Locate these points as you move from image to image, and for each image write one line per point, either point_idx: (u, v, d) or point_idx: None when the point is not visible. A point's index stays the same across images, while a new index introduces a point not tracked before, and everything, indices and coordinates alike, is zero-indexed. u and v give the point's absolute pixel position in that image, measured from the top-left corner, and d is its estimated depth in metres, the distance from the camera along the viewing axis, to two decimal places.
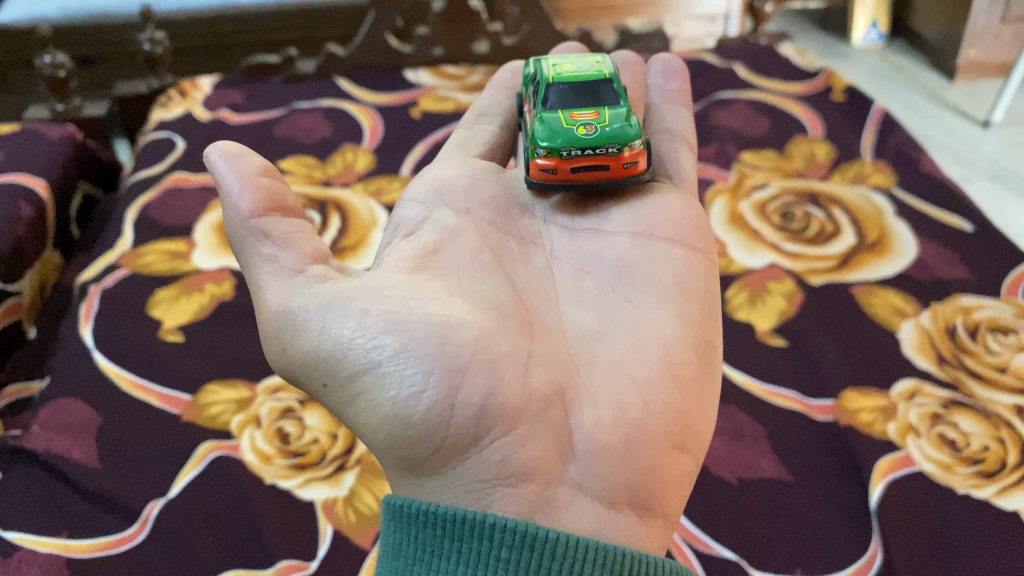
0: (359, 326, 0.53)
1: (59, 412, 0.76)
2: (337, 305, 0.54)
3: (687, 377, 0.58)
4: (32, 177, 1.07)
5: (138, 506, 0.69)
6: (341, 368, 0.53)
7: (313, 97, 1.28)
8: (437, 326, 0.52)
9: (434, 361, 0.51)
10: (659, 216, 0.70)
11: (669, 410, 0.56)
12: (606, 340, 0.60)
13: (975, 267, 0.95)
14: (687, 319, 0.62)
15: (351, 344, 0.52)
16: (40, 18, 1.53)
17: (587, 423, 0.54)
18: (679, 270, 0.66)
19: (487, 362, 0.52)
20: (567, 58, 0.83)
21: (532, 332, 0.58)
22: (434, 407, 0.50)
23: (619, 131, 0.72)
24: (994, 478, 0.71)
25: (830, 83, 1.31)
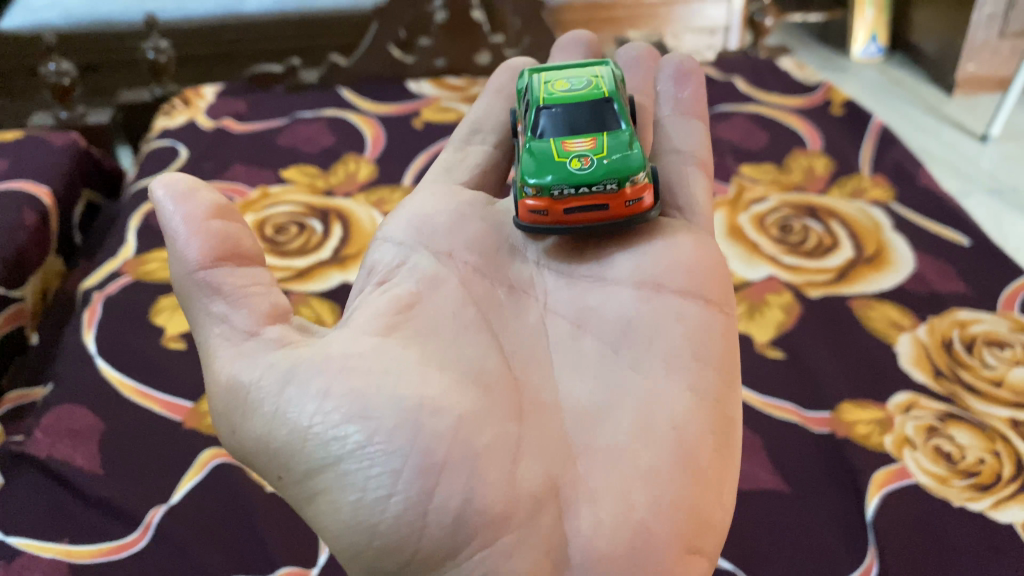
0: (318, 410, 0.50)
1: (62, 419, 0.76)
2: (295, 388, 0.51)
3: (705, 466, 0.54)
4: (36, 184, 1.08)
5: (141, 512, 0.69)
6: (298, 462, 0.50)
7: (316, 107, 1.29)
8: (407, 413, 0.49)
9: (401, 458, 0.47)
10: (669, 266, 0.67)
11: (677, 501, 0.51)
12: (608, 418, 0.56)
13: (972, 281, 0.96)
14: (701, 392, 0.58)
15: (308, 433, 0.50)
16: (44, 26, 1.56)
17: (586, 527, 0.49)
18: (692, 333, 0.61)
19: (466, 455, 0.48)
20: (562, 77, 0.81)
21: (522, 417, 0.54)
22: (401, 514, 0.46)
23: (617, 166, 0.70)
24: (990, 491, 0.72)
25: (829, 97, 1.32)
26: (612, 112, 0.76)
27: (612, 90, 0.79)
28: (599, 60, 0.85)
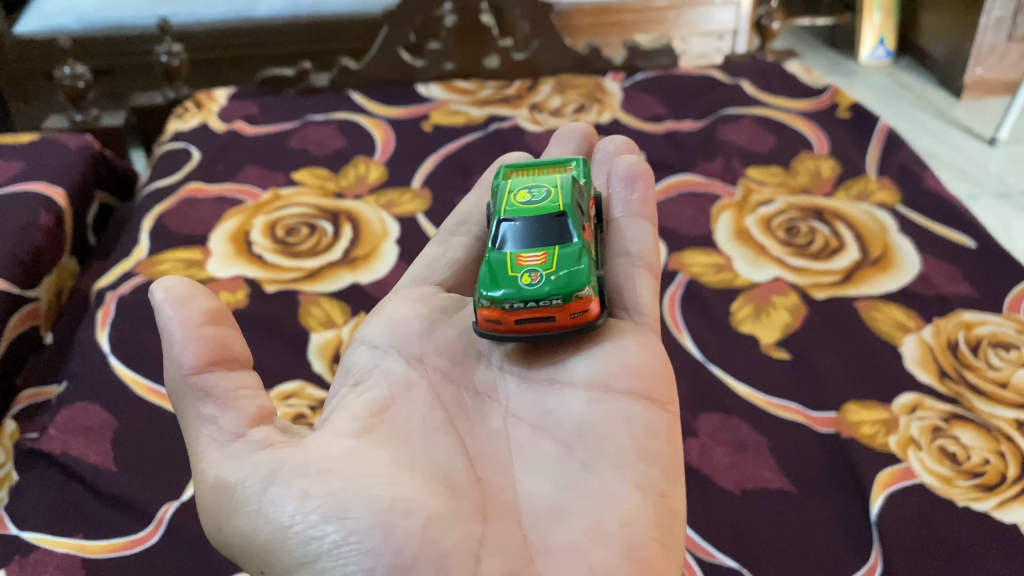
0: (300, 505, 0.51)
1: (76, 416, 0.78)
2: (278, 484, 0.52)
3: (653, 562, 0.53)
4: (50, 186, 1.09)
5: (153, 507, 0.71)
6: (280, 558, 0.51)
7: (326, 110, 1.30)
8: (381, 512, 0.50)
9: (377, 551, 0.49)
10: (618, 365, 0.64)
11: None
12: (562, 518, 0.56)
13: (978, 283, 0.96)
14: (645, 488, 0.57)
15: (289, 532, 0.50)
16: (59, 31, 1.58)
17: None
18: (639, 432, 0.60)
19: (433, 551, 0.50)
20: (526, 183, 0.78)
21: (486, 516, 0.55)
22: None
23: (565, 279, 0.66)
24: (995, 491, 0.72)
25: (835, 100, 1.32)
26: (568, 221, 0.72)
27: (573, 200, 0.75)
28: (566, 166, 0.83)
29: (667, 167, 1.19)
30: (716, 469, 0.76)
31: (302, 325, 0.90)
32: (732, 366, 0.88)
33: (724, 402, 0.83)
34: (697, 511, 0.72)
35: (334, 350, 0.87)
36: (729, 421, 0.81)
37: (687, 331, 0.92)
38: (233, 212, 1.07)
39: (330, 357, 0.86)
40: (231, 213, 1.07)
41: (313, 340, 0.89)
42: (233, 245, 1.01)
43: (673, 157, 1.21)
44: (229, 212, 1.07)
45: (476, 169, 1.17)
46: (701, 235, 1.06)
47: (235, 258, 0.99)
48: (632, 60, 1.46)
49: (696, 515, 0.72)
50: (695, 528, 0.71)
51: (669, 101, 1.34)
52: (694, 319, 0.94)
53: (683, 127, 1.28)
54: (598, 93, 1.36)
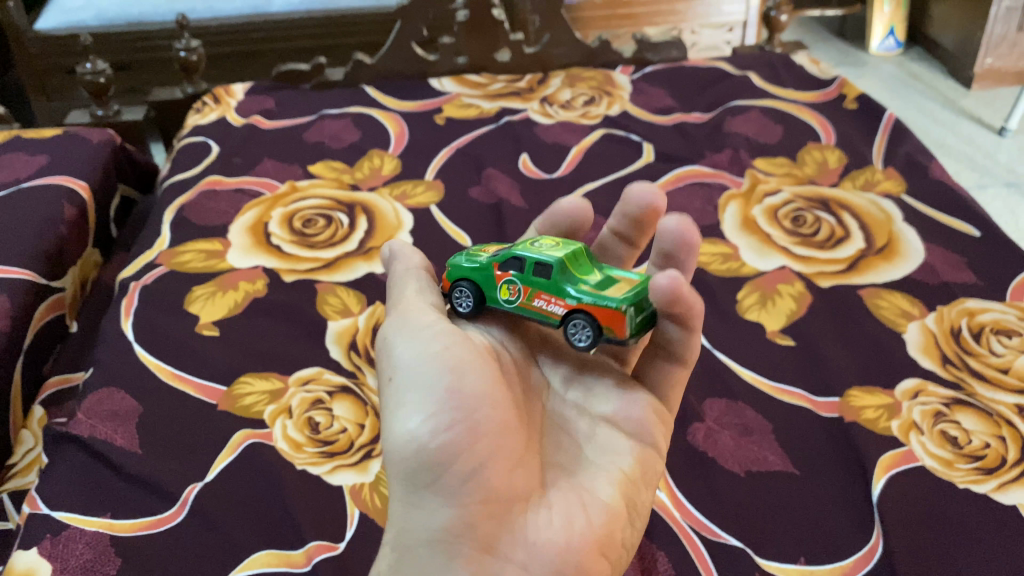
0: (422, 361, 0.54)
1: (103, 402, 0.81)
2: (423, 336, 0.56)
3: (623, 528, 0.55)
4: (73, 179, 1.12)
5: (178, 489, 0.73)
6: (404, 378, 0.54)
7: (341, 104, 1.33)
8: (475, 397, 0.52)
9: (458, 422, 0.51)
10: (632, 403, 0.62)
11: (604, 547, 0.53)
12: (569, 474, 0.57)
13: (981, 272, 0.98)
14: (633, 470, 0.59)
15: (418, 367, 0.54)
16: (79, 27, 1.62)
17: (541, 531, 0.51)
18: (641, 452, 0.60)
19: (493, 435, 0.52)
20: (602, 276, 0.64)
21: (528, 440, 0.57)
22: (438, 452, 0.50)
23: (474, 270, 0.66)
24: (994, 474, 0.74)
25: (843, 91, 1.34)
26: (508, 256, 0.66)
27: (533, 267, 0.64)
28: (606, 301, 0.60)
29: (675, 158, 1.21)
30: (721, 452, 0.78)
31: (321, 313, 0.92)
32: (737, 353, 0.90)
33: (729, 387, 0.85)
34: (701, 494, 0.75)
35: (351, 338, 0.90)
36: (734, 406, 0.83)
37: None
38: (251, 205, 1.10)
39: (347, 345, 0.89)
40: (250, 205, 1.10)
41: (331, 327, 0.91)
42: (252, 236, 1.04)
43: (681, 149, 1.23)
44: (247, 203, 1.10)
45: (487, 161, 1.20)
46: (708, 225, 1.08)
47: (253, 249, 1.02)
48: (641, 53, 1.47)
49: (700, 498, 0.74)
50: (701, 509, 0.73)
51: (678, 94, 1.36)
52: (702, 308, 0.96)
53: (692, 118, 1.30)
54: (607, 85, 1.38)
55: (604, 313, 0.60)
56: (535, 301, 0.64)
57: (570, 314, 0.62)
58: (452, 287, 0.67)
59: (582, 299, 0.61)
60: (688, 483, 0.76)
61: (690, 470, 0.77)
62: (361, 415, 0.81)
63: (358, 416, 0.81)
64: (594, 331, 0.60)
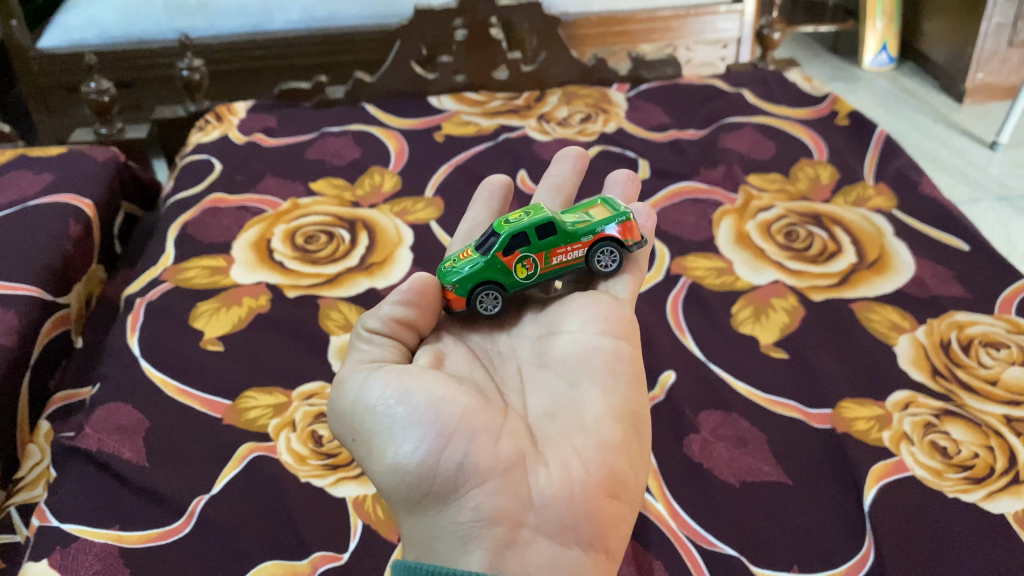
0: (377, 399, 0.59)
1: (110, 416, 0.82)
2: (371, 377, 0.61)
3: (621, 440, 0.62)
4: (79, 197, 1.14)
5: (185, 501, 0.75)
6: (366, 423, 0.59)
7: (342, 122, 1.35)
8: (431, 406, 0.57)
9: (427, 430, 0.56)
10: (592, 315, 0.73)
11: (607, 474, 0.59)
12: (556, 416, 0.64)
13: (971, 285, 1.00)
14: (615, 393, 0.65)
15: (374, 409, 0.59)
16: (81, 45, 1.65)
17: (544, 478, 0.57)
18: (618, 373, 0.67)
19: (464, 426, 0.57)
20: (577, 215, 0.82)
21: (505, 410, 0.63)
22: (422, 468, 0.56)
23: (491, 263, 0.76)
24: (983, 483, 0.76)
25: (835, 108, 1.36)
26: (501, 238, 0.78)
27: (536, 235, 0.78)
28: (615, 221, 0.79)
29: (670, 174, 1.23)
30: (715, 463, 0.80)
31: (323, 328, 0.94)
32: (732, 365, 0.92)
33: (724, 399, 0.87)
34: (697, 503, 0.76)
35: None
36: (729, 418, 0.85)
37: (690, 333, 0.96)
38: (254, 222, 1.12)
39: None
40: (253, 222, 1.12)
41: (333, 342, 0.93)
42: (255, 253, 1.06)
43: (676, 165, 1.25)
44: (250, 220, 1.12)
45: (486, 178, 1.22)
46: (703, 239, 1.10)
47: (257, 266, 1.04)
48: (637, 71, 1.50)
49: (696, 507, 0.76)
50: (697, 518, 0.75)
51: (673, 111, 1.38)
52: (697, 321, 0.98)
53: (687, 135, 1.32)
54: (603, 103, 1.41)
55: (619, 232, 0.79)
56: (554, 259, 0.78)
57: (592, 248, 0.79)
58: (473, 294, 0.76)
59: (599, 230, 0.78)
60: (684, 493, 0.77)
61: (685, 480, 0.79)
62: None
63: None
64: (620, 250, 0.80)
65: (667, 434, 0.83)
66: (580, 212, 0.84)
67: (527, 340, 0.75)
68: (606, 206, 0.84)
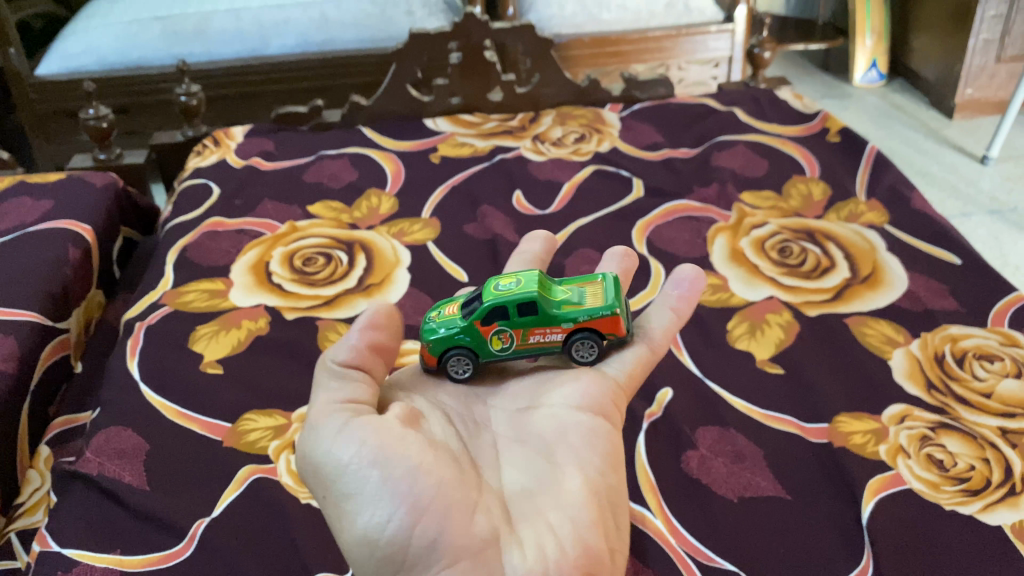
0: (351, 463, 0.57)
1: (111, 440, 0.83)
2: (344, 436, 0.58)
3: (596, 520, 0.59)
4: (78, 223, 1.15)
5: (186, 524, 0.75)
6: (336, 487, 0.57)
7: (339, 146, 1.36)
8: (404, 480, 0.56)
9: (401, 507, 0.55)
10: (573, 392, 0.71)
11: (583, 552, 0.57)
12: (533, 494, 0.62)
13: (964, 298, 1.01)
14: (592, 471, 0.63)
15: (345, 470, 0.57)
16: (79, 72, 1.67)
17: (518, 563, 0.55)
18: (596, 448, 0.65)
19: (439, 505, 0.56)
20: (572, 292, 0.79)
21: (479, 482, 0.61)
22: (392, 544, 0.55)
23: (461, 332, 0.76)
24: (979, 496, 0.77)
25: (826, 124, 1.38)
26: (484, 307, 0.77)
27: (517, 312, 0.76)
28: (601, 312, 0.76)
29: (664, 192, 1.24)
30: (714, 479, 0.81)
31: (322, 351, 0.95)
32: (728, 381, 0.92)
33: (721, 415, 0.88)
34: (696, 519, 0.77)
35: None
36: (726, 434, 0.85)
37: (686, 349, 0.97)
38: (252, 245, 1.12)
39: None
40: (251, 245, 1.12)
41: None
42: (254, 275, 1.07)
43: (669, 184, 1.26)
44: (248, 244, 1.13)
45: (482, 199, 1.23)
46: (698, 257, 1.11)
47: (256, 288, 1.04)
48: (629, 91, 1.51)
49: (695, 523, 0.76)
50: (696, 534, 0.75)
51: (666, 131, 1.40)
52: (693, 338, 0.98)
53: (680, 154, 1.34)
54: (597, 123, 1.42)
55: (602, 325, 0.76)
56: (531, 337, 0.77)
57: (571, 336, 0.76)
58: (442, 357, 0.77)
59: (583, 320, 0.75)
60: (683, 510, 0.78)
61: (684, 497, 0.79)
62: None
63: None
64: (600, 342, 0.76)
65: (666, 452, 0.84)
66: (581, 287, 0.81)
67: (506, 412, 0.73)
68: (609, 283, 0.80)
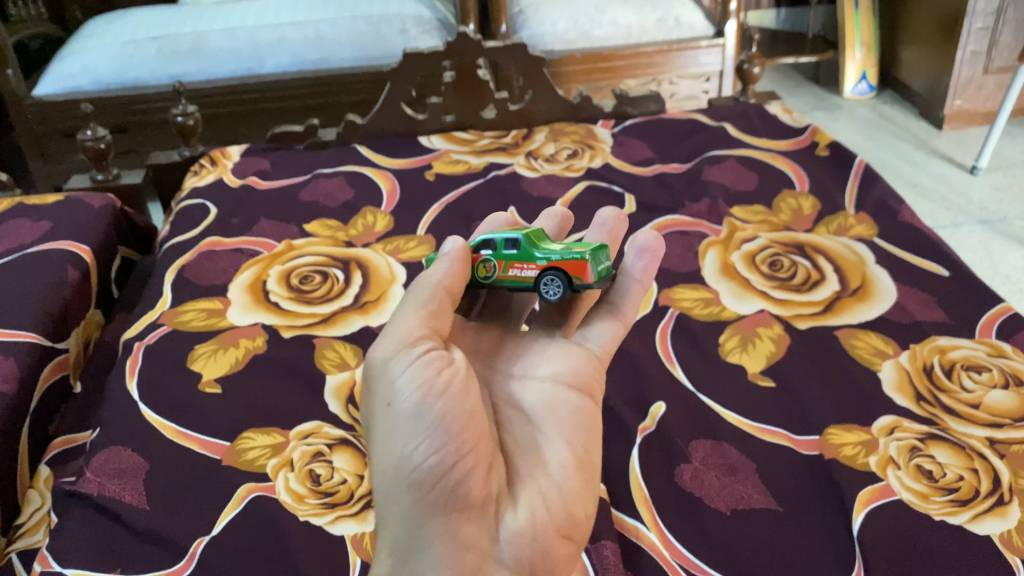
0: (418, 384, 0.56)
1: (110, 460, 0.84)
2: (415, 359, 0.58)
3: (577, 494, 0.59)
4: (76, 244, 1.16)
5: (186, 543, 0.76)
6: (394, 400, 0.57)
7: (334, 164, 1.37)
8: (462, 421, 0.56)
9: (448, 440, 0.55)
10: (560, 364, 0.67)
11: (564, 518, 0.58)
12: (522, 456, 0.61)
13: (951, 310, 1.02)
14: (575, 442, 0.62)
15: (406, 391, 0.57)
16: (76, 92, 1.69)
17: (511, 526, 0.56)
18: (580, 419, 0.64)
19: (475, 455, 0.56)
20: (564, 248, 0.73)
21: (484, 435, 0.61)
22: (427, 473, 0.54)
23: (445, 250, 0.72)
24: (968, 506, 0.78)
25: (815, 139, 1.39)
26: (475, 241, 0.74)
27: (503, 243, 0.71)
28: (574, 254, 0.69)
29: (656, 208, 1.26)
30: (707, 491, 0.82)
31: (319, 369, 0.96)
32: (720, 395, 0.93)
33: (714, 429, 0.89)
34: (689, 532, 0.78)
35: (349, 391, 0.93)
36: (719, 447, 0.87)
37: (679, 363, 0.98)
38: (249, 264, 1.14)
39: (345, 398, 0.92)
40: (248, 264, 1.14)
41: (329, 382, 0.95)
42: (251, 294, 1.08)
43: (661, 199, 1.28)
44: (245, 262, 1.14)
45: (476, 215, 1.24)
46: (689, 271, 1.12)
47: (253, 307, 1.05)
48: (621, 107, 1.53)
49: (688, 535, 0.77)
50: (689, 546, 0.76)
51: (658, 146, 1.42)
52: (685, 352, 1.00)
53: (671, 169, 1.35)
54: (589, 139, 1.44)
55: (573, 266, 0.68)
56: (508, 270, 0.71)
57: (542, 273, 0.69)
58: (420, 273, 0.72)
59: (554, 258, 0.69)
60: (676, 523, 0.79)
61: (677, 510, 0.80)
62: (361, 466, 0.84)
63: (357, 466, 0.84)
64: (567, 283, 0.69)
65: (659, 465, 0.85)
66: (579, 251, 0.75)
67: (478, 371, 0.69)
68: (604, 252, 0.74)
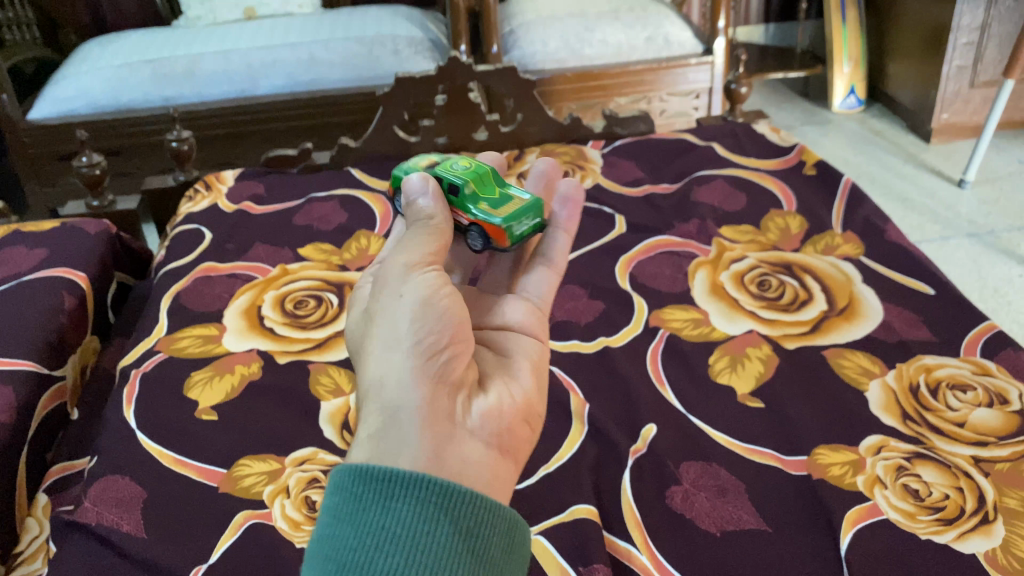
0: (426, 287, 0.58)
1: (109, 490, 0.85)
2: (421, 265, 0.60)
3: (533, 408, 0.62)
4: (72, 271, 1.17)
5: (183, 571, 0.77)
6: (399, 288, 0.58)
7: (328, 187, 1.39)
8: (460, 321, 0.58)
9: (444, 327, 0.56)
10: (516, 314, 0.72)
11: (522, 416, 0.60)
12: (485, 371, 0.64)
13: (937, 329, 1.04)
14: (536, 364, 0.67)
15: (412, 286, 0.58)
16: (70, 115, 1.70)
17: (481, 411, 0.57)
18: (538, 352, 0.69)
19: (461, 349, 0.57)
20: (500, 199, 0.81)
21: None
22: (422, 347, 0.55)
23: None
24: (953, 524, 0.79)
25: (803, 157, 1.41)
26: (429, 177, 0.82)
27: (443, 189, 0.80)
28: (492, 218, 0.77)
29: (646, 229, 1.27)
30: (698, 512, 0.83)
31: (314, 396, 0.97)
32: (710, 416, 0.95)
33: (704, 450, 0.90)
34: (680, 553, 0.79)
35: (344, 417, 0.94)
36: (709, 468, 0.88)
37: (669, 385, 0.99)
38: (244, 289, 1.15)
39: (340, 424, 0.93)
40: (243, 289, 1.15)
41: (324, 408, 0.96)
42: (247, 320, 1.09)
43: (651, 220, 1.29)
44: (240, 288, 1.15)
45: None
46: (679, 292, 1.14)
47: (248, 333, 1.07)
48: (611, 127, 1.55)
49: (679, 557, 0.78)
50: (680, 567, 0.77)
51: (648, 166, 1.43)
52: (675, 373, 1.01)
53: (660, 189, 1.37)
54: (580, 160, 1.45)
55: (491, 229, 0.77)
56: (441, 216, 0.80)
57: (467, 226, 0.79)
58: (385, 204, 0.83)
59: (476, 217, 0.77)
60: (668, 544, 0.80)
61: (669, 531, 0.81)
62: None
63: None
64: (484, 240, 0.78)
65: (650, 487, 0.86)
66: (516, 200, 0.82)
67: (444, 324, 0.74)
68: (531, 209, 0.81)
